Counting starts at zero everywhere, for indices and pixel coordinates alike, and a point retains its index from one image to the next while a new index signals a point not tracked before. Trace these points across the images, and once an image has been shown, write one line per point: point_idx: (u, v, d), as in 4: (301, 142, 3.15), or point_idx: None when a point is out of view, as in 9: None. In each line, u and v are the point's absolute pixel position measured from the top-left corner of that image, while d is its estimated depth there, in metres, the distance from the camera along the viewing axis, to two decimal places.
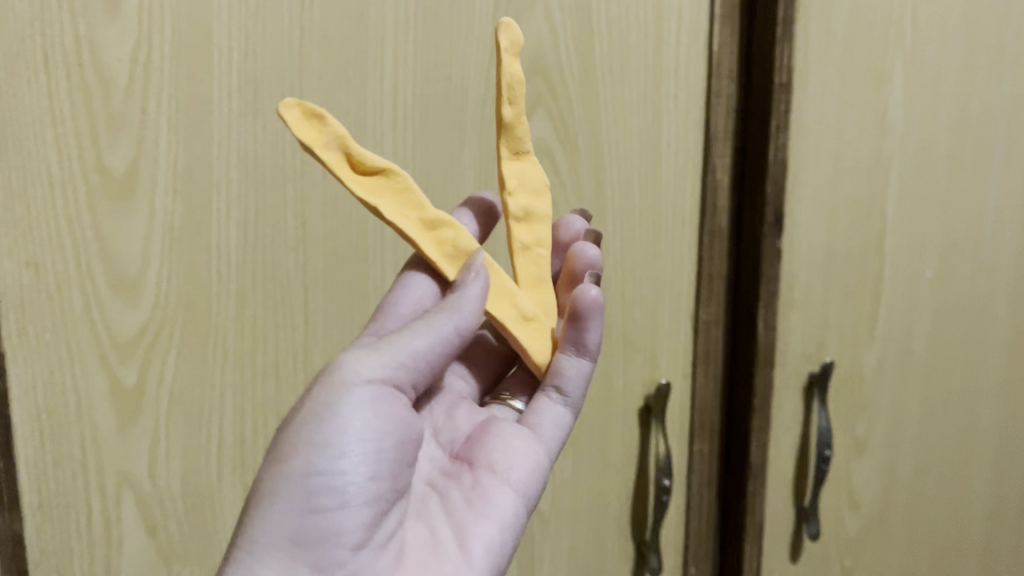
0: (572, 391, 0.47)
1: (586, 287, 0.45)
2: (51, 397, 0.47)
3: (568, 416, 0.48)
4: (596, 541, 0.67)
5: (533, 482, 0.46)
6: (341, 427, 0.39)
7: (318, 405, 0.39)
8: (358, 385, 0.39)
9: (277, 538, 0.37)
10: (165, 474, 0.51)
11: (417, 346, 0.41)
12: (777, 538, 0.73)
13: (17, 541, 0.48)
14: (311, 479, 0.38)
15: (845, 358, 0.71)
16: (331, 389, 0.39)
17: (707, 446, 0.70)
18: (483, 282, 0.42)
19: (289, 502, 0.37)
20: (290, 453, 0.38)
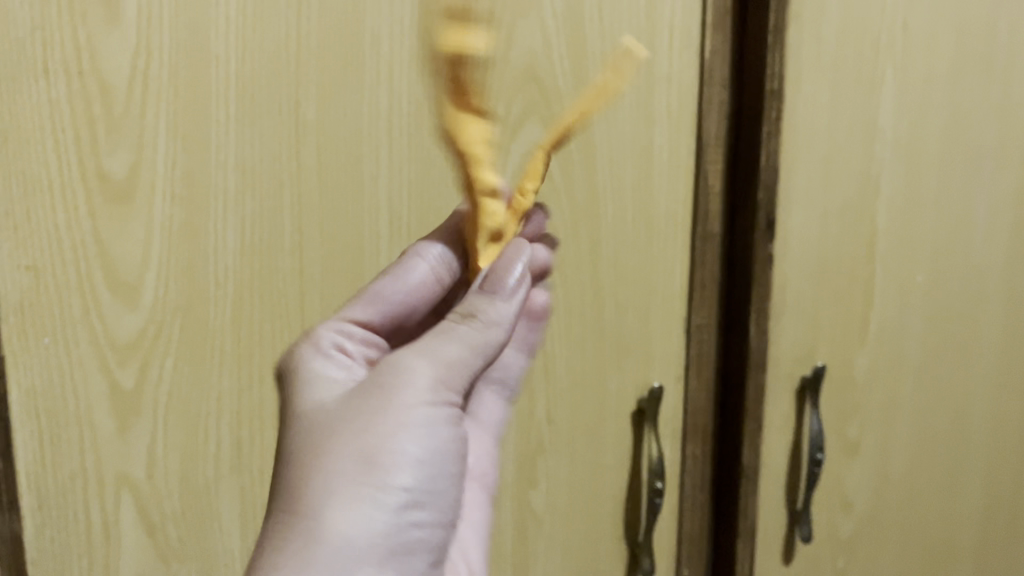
0: (509, 382, 0.56)
1: (537, 297, 0.54)
2: (51, 400, 0.48)
3: (502, 407, 0.56)
4: (591, 541, 0.68)
5: (489, 468, 0.55)
6: (416, 447, 0.39)
7: (397, 416, 0.39)
8: (433, 399, 0.40)
9: (363, 547, 0.37)
10: (163, 475, 0.51)
11: (474, 364, 0.41)
12: (771, 540, 0.74)
13: (17, 542, 0.49)
14: (391, 494, 0.38)
15: (837, 361, 0.72)
16: (406, 402, 0.39)
17: (700, 449, 0.70)
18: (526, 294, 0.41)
19: (377, 515, 0.38)
20: (370, 466, 0.38)
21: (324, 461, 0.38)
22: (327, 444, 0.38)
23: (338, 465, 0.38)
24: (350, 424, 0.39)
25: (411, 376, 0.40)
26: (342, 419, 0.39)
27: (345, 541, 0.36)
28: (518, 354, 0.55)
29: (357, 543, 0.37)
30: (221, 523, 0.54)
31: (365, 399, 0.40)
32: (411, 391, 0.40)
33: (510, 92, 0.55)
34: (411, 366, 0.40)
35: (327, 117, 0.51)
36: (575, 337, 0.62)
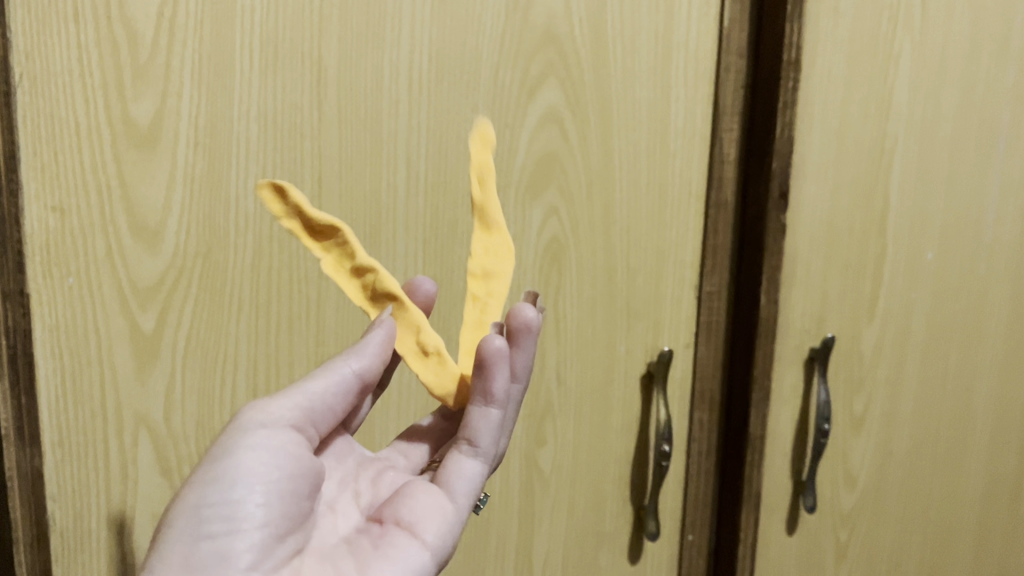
0: (482, 443, 0.46)
1: (490, 337, 0.43)
2: (74, 338, 0.49)
3: (479, 471, 0.47)
4: (595, 503, 0.69)
5: (444, 535, 0.45)
6: (234, 464, 0.40)
7: (217, 449, 0.41)
8: (252, 428, 0.41)
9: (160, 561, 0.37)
10: (180, 417, 0.53)
11: (313, 390, 0.44)
12: (775, 509, 0.75)
13: (37, 475, 0.50)
14: (193, 511, 0.39)
15: (845, 334, 0.73)
16: (221, 436, 0.41)
17: (707, 415, 0.71)
18: (383, 329, 0.44)
19: (180, 531, 0.38)
20: (179, 497, 0.40)
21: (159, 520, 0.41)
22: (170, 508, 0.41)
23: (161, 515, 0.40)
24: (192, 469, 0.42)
25: (239, 417, 0.42)
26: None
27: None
28: (494, 408, 0.45)
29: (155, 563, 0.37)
30: None
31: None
32: (237, 427, 0.41)
33: (528, 53, 0.56)
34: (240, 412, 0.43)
35: (348, 72, 0.52)
36: (586, 300, 0.63)
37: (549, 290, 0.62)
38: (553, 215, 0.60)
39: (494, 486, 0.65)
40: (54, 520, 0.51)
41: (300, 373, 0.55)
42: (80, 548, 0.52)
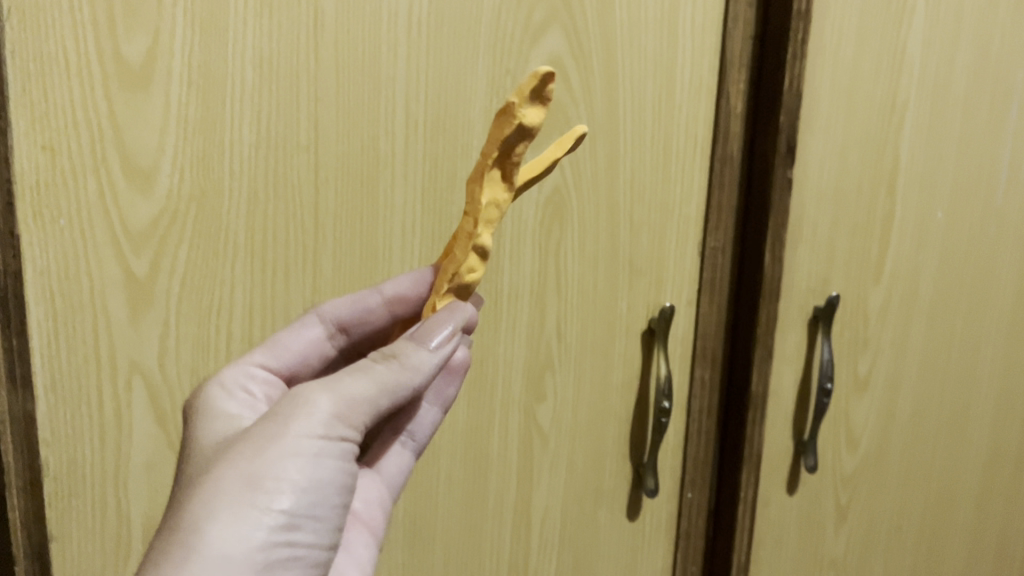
0: (420, 436, 0.53)
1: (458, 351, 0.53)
2: (66, 281, 0.48)
3: (409, 460, 0.53)
4: (594, 461, 0.68)
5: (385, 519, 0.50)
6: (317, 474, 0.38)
7: (303, 446, 0.38)
8: (338, 439, 0.39)
9: (244, 562, 0.35)
10: (175, 364, 0.52)
11: (383, 406, 0.41)
12: (776, 469, 0.74)
13: (30, 420, 0.50)
14: (276, 517, 0.37)
15: (850, 295, 0.72)
16: (304, 434, 0.38)
17: (708, 373, 0.70)
18: (451, 347, 0.44)
19: (263, 535, 0.36)
20: (256, 486, 0.37)
21: (216, 478, 0.37)
22: (221, 465, 0.38)
23: (226, 484, 0.37)
24: (262, 445, 0.38)
25: (318, 409, 0.39)
26: (236, 446, 0.39)
27: (224, 555, 0.35)
28: (439, 408, 0.54)
29: (238, 559, 0.35)
30: None
31: (259, 432, 0.39)
32: (323, 427, 0.39)
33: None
34: (314, 400, 0.39)
35: (347, 14, 0.50)
36: (588, 255, 0.62)
37: (550, 243, 0.61)
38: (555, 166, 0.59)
39: (492, 441, 0.64)
40: (47, 464, 0.51)
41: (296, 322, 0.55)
42: (74, 494, 0.52)
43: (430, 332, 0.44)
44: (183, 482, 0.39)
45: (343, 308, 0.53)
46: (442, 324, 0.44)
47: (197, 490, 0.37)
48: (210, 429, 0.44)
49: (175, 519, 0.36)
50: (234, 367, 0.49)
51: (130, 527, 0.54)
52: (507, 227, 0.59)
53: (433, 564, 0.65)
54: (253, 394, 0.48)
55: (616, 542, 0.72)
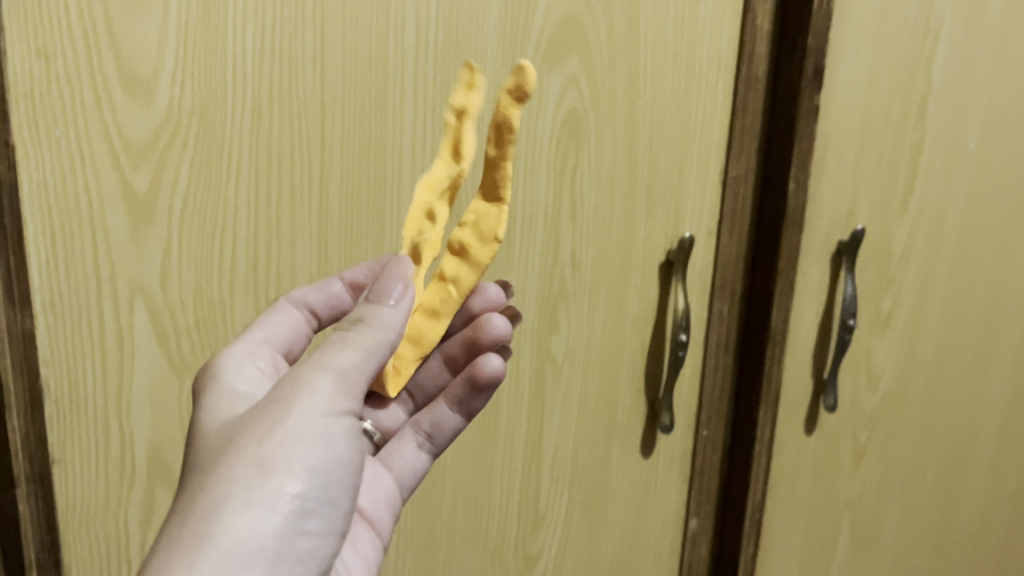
0: (439, 440, 0.53)
1: (487, 362, 0.50)
2: (63, 196, 0.47)
3: (424, 461, 0.54)
4: (608, 396, 0.67)
5: (391, 517, 0.52)
6: (324, 457, 0.39)
7: (309, 429, 0.39)
8: (337, 418, 0.40)
9: (257, 548, 0.36)
10: (178, 286, 0.51)
11: (370, 371, 0.41)
12: (795, 408, 0.73)
13: (29, 339, 0.48)
14: (285, 501, 0.37)
15: (874, 229, 0.69)
16: (307, 414, 0.39)
17: (727, 308, 0.68)
18: (410, 295, 0.42)
19: (275, 520, 0.37)
20: (267, 471, 0.37)
21: (225, 462, 0.37)
22: (229, 449, 0.38)
23: (238, 467, 0.37)
24: (268, 427, 0.39)
25: (314, 389, 0.40)
26: (241, 429, 0.39)
27: (240, 541, 0.35)
28: (462, 417, 0.53)
29: (250, 545, 0.36)
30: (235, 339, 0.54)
31: (264, 414, 0.39)
32: (326, 409, 0.39)
33: None
34: (311, 380, 0.40)
35: None
36: (605, 181, 0.60)
37: (566, 168, 0.58)
38: (572, 86, 0.57)
39: (504, 373, 0.63)
40: (48, 386, 0.50)
41: (302, 245, 0.53)
42: (76, 417, 0.51)
43: (383, 289, 0.42)
44: (190, 467, 0.39)
45: (317, 296, 0.52)
46: (394, 279, 0.42)
47: (208, 475, 0.38)
48: (209, 408, 0.42)
49: (188, 504, 0.36)
50: (235, 347, 0.47)
51: (134, 450, 0.53)
52: (521, 151, 0.57)
53: (442, 498, 0.64)
54: (260, 369, 0.47)
55: (629, 478, 0.70)
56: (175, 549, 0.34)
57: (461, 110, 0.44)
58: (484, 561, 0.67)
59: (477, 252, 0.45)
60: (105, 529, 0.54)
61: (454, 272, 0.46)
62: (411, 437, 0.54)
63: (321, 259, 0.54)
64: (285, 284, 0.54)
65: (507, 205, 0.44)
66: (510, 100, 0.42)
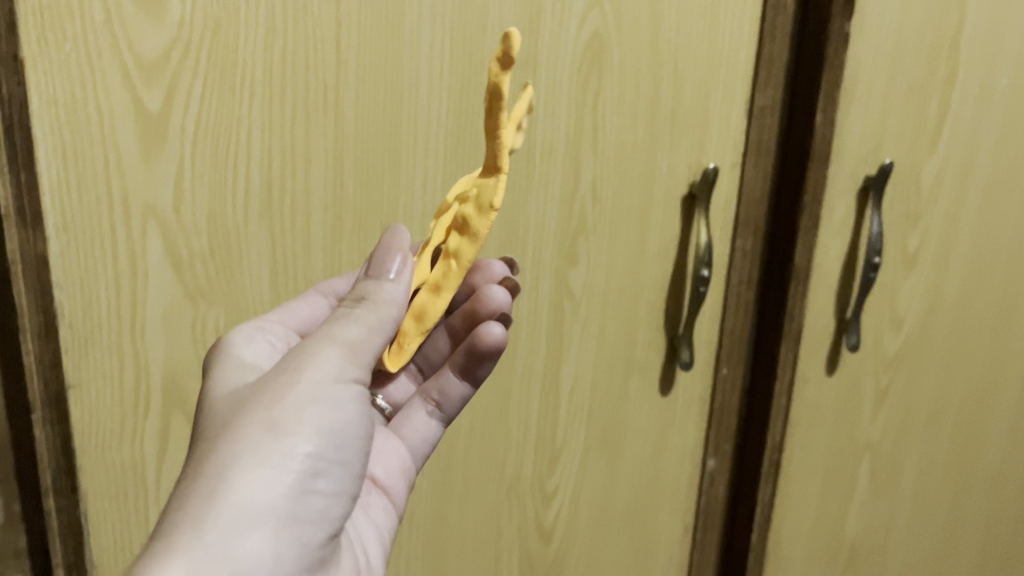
0: (449, 409, 0.53)
1: (490, 328, 0.50)
2: (74, 114, 0.46)
3: (436, 428, 0.53)
4: (626, 331, 0.66)
5: (405, 487, 0.52)
6: (335, 421, 0.39)
7: (320, 394, 0.39)
8: (348, 386, 0.40)
9: (268, 509, 0.36)
10: (191, 210, 0.50)
11: (377, 345, 0.41)
12: (817, 347, 0.71)
13: (41, 261, 0.48)
14: (296, 462, 0.37)
15: (903, 164, 0.68)
16: (315, 381, 0.39)
17: (750, 243, 0.67)
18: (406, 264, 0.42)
19: (286, 483, 0.37)
20: (278, 433, 0.37)
21: (236, 427, 0.38)
22: (241, 414, 0.38)
23: (248, 430, 0.37)
24: (278, 393, 0.39)
25: (322, 358, 0.40)
26: (252, 395, 0.39)
27: (250, 501, 0.35)
28: (470, 385, 0.52)
29: (260, 506, 0.36)
30: (250, 266, 0.53)
31: (273, 381, 0.39)
32: (335, 377, 0.39)
33: None
34: (319, 351, 0.40)
35: None
36: (627, 109, 0.58)
37: (587, 95, 0.57)
38: (595, 8, 0.55)
39: (522, 307, 0.62)
40: (62, 310, 0.49)
41: (318, 170, 0.52)
42: (90, 342, 0.50)
43: (380, 264, 0.43)
44: (201, 432, 0.39)
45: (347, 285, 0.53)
46: (391, 252, 0.42)
47: (219, 438, 0.38)
48: (221, 377, 0.43)
49: (199, 465, 0.37)
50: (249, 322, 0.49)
51: (149, 377, 0.53)
52: (541, 76, 0.55)
53: (457, 433, 0.63)
54: (273, 344, 0.48)
55: (647, 415, 0.70)
56: (185, 509, 0.34)
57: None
58: (500, 496, 0.67)
59: (475, 223, 0.42)
60: (121, 455, 0.54)
61: (455, 245, 0.43)
62: (419, 406, 0.53)
63: (337, 186, 0.53)
64: (300, 210, 0.52)
65: (503, 172, 0.41)
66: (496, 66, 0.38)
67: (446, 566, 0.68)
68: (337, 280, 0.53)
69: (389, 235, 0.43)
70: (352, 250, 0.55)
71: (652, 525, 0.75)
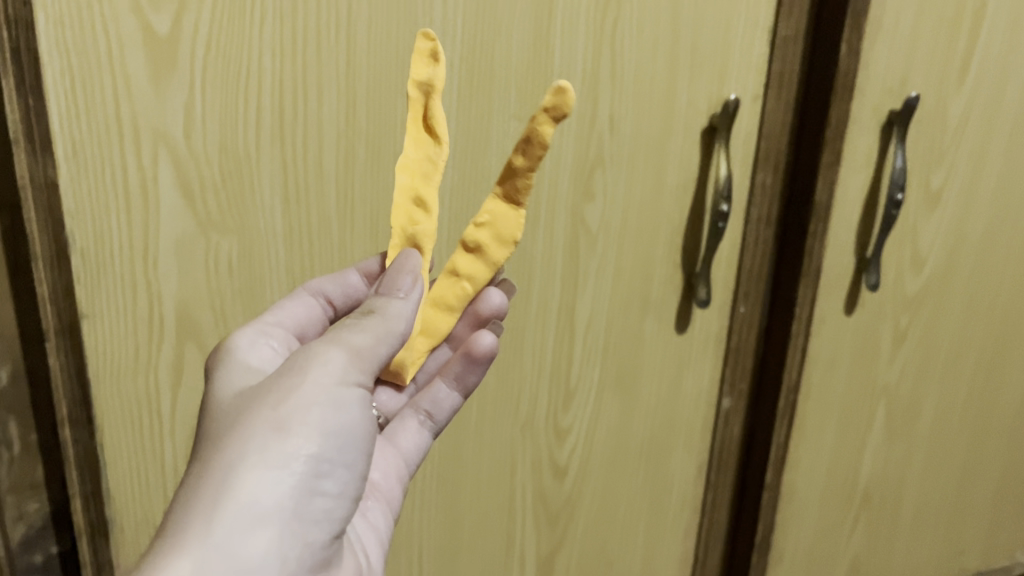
0: (439, 417, 0.54)
1: (482, 337, 0.51)
2: (81, 38, 0.45)
3: (427, 438, 0.54)
4: (643, 268, 0.65)
5: (399, 495, 0.52)
6: (340, 422, 0.39)
7: (324, 394, 0.39)
8: (352, 388, 0.40)
9: (272, 510, 0.36)
10: (202, 136, 0.49)
11: (382, 355, 0.41)
12: (836, 286, 0.70)
13: (51, 188, 0.47)
14: (299, 462, 0.37)
15: (930, 98, 0.66)
16: (318, 382, 0.39)
17: (770, 179, 0.66)
18: (418, 291, 0.42)
19: (290, 483, 0.37)
20: (283, 432, 0.37)
21: (242, 427, 0.38)
22: (246, 413, 0.38)
23: (253, 430, 0.37)
24: (282, 393, 0.39)
25: (326, 361, 0.40)
26: (257, 395, 0.39)
27: (253, 502, 0.35)
28: (459, 394, 0.53)
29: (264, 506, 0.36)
30: (262, 197, 0.52)
31: (278, 381, 0.39)
32: (340, 378, 0.39)
33: None
34: (323, 354, 0.40)
35: None
36: (647, 37, 0.57)
37: (606, 22, 0.56)
38: None
39: (537, 242, 0.61)
40: (74, 238, 0.49)
41: (330, 97, 0.51)
42: (102, 273, 0.50)
43: (391, 283, 0.42)
44: (208, 432, 0.40)
45: (334, 287, 0.52)
46: (402, 270, 0.42)
47: (225, 437, 0.38)
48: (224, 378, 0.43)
49: (206, 464, 0.37)
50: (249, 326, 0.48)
51: (162, 310, 0.52)
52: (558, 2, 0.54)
53: None
54: (274, 348, 0.48)
55: (663, 354, 0.69)
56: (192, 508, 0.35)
57: (428, 87, 0.43)
58: (514, 432, 0.67)
59: (494, 252, 0.45)
60: (137, 388, 0.54)
61: (469, 269, 0.46)
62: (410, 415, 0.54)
63: (349, 115, 0.52)
64: (313, 140, 0.51)
65: (526, 210, 0.44)
66: (546, 117, 0.41)
67: (460, 500, 0.69)
68: (322, 282, 0.52)
69: (404, 255, 0.42)
70: (364, 184, 0.54)
71: (666, 465, 0.75)
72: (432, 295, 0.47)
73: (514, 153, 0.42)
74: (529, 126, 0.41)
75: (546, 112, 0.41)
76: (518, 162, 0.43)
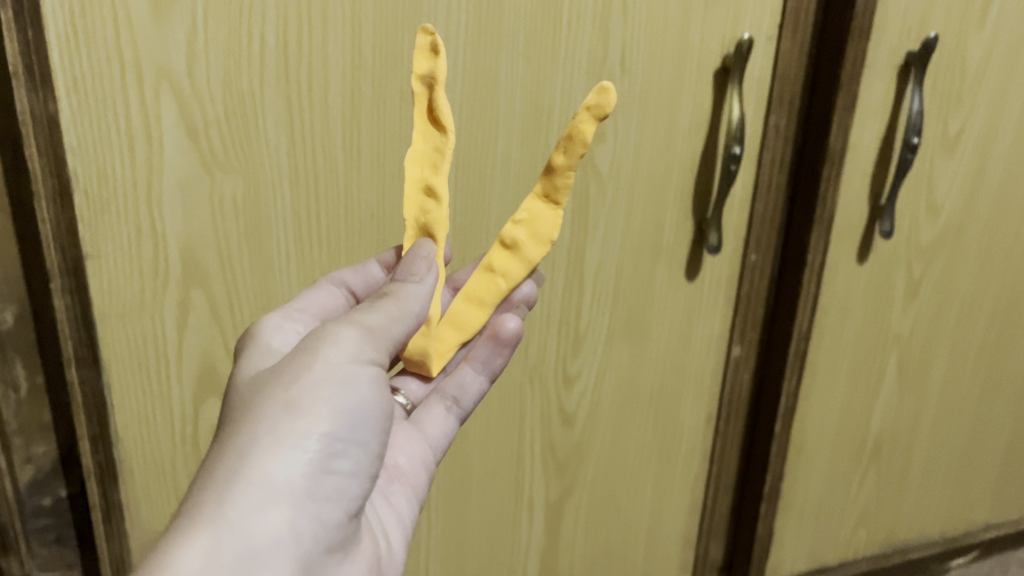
0: (466, 402, 0.53)
1: (507, 319, 0.50)
2: None
3: (453, 423, 0.53)
4: (654, 214, 0.64)
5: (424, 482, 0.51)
6: (353, 401, 0.39)
7: (337, 373, 0.38)
8: (366, 367, 0.39)
9: (283, 491, 0.36)
10: (205, 73, 0.48)
11: (397, 336, 0.40)
12: (849, 233, 0.69)
13: (52, 123, 0.47)
14: (310, 444, 0.37)
15: (949, 38, 0.64)
16: (330, 360, 0.38)
17: (784, 123, 0.65)
18: (433, 279, 0.42)
19: (302, 465, 0.36)
20: (295, 413, 0.37)
21: (255, 408, 0.37)
22: (260, 394, 0.38)
23: (266, 411, 0.37)
24: (295, 373, 0.38)
25: (339, 340, 0.39)
26: (272, 375, 0.39)
27: (263, 484, 0.35)
28: (485, 378, 0.53)
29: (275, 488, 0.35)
30: (267, 136, 0.51)
31: (292, 361, 0.39)
32: (353, 357, 0.39)
33: None
34: (336, 333, 0.39)
35: None
36: None
37: None
38: None
39: None
40: (76, 175, 0.49)
41: (335, 32, 0.50)
42: (105, 211, 0.50)
43: (406, 271, 0.42)
44: (225, 413, 0.39)
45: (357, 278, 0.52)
46: (417, 256, 0.42)
47: (239, 418, 0.38)
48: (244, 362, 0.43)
49: (219, 446, 0.37)
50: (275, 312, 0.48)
51: (166, 251, 0.52)
52: None
53: None
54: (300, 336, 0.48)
55: (673, 302, 0.69)
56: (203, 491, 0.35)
57: (431, 81, 0.44)
58: (523, 379, 0.67)
59: (530, 250, 0.48)
60: (143, 329, 0.54)
61: (504, 265, 0.49)
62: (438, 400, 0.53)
63: (354, 51, 0.51)
64: (318, 76, 0.50)
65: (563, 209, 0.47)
66: (589, 116, 0.44)
67: (468, 446, 0.69)
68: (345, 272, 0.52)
69: (419, 243, 0.42)
70: (370, 124, 0.53)
71: (676, 415, 0.74)
72: (465, 290, 0.49)
73: (556, 151, 0.46)
74: (572, 125, 0.45)
75: (589, 111, 0.44)
76: (558, 159, 0.46)
